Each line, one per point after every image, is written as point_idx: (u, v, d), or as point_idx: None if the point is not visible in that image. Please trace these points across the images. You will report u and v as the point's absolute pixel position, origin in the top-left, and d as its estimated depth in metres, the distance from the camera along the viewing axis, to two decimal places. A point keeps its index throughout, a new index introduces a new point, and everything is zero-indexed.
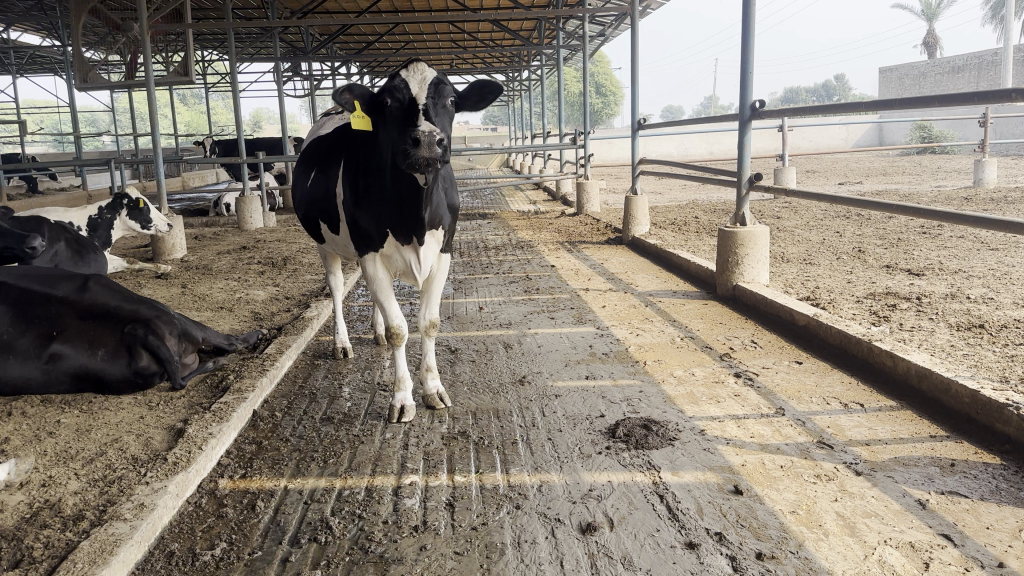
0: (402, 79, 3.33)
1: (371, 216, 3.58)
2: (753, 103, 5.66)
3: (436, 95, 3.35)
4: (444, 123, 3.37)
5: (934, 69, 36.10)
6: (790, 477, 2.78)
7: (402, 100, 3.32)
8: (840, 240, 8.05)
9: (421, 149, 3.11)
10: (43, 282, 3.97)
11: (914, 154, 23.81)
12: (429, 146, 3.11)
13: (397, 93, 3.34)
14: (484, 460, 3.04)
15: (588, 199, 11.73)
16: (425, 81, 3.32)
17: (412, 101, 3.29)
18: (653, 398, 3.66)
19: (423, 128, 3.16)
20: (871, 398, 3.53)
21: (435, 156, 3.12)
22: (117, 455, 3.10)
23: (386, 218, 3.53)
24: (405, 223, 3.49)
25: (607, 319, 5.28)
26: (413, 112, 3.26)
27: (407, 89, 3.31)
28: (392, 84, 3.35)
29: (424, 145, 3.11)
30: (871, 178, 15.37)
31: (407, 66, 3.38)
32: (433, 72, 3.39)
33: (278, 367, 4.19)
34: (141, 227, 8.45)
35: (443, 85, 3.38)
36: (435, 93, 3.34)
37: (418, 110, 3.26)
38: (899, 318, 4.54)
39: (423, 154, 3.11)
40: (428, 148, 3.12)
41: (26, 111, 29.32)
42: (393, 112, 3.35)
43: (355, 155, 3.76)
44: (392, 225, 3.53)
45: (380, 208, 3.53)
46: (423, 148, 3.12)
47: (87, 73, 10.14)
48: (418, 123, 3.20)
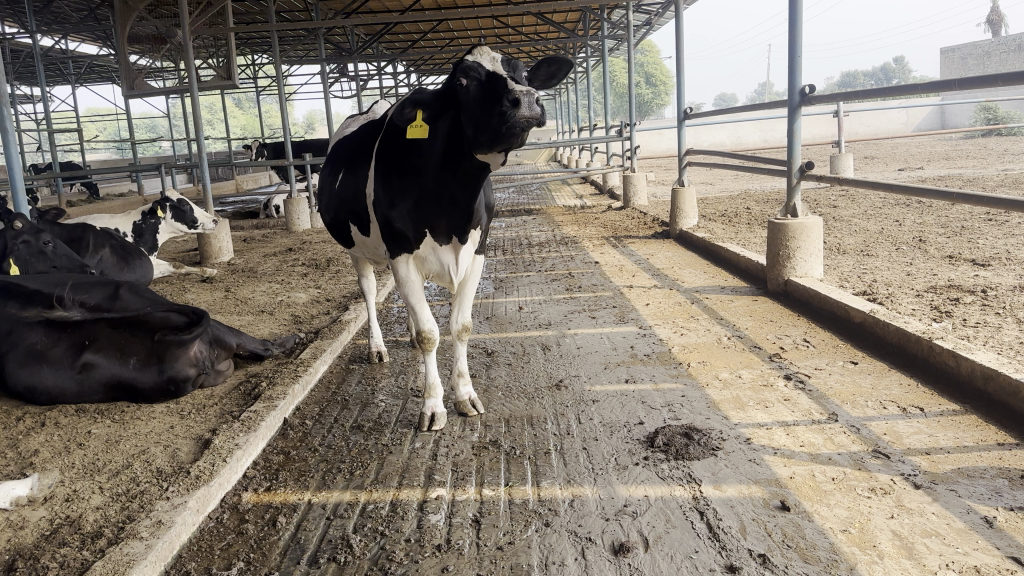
0: (474, 59, 3.10)
1: (412, 210, 3.40)
2: (803, 88, 5.38)
3: (513, 68, 3.12)
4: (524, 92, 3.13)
5: (1000, 47, 34.83)
6: (842, 491, 2.57)
7: (479, 79, 3.08)
8: (899, 229, 7.70)
9: (522, 108, 2.87)
10: (75, 290, 3.97)
11: (978, 136, 22.93)
12: (530, 105, 2.88)
13: (472, 73, 3.09)
14: (514, 472, 2.90)
15: (635, 193, 11.48)
16: (498, 59, 3.09)
17: (491, 76, 3.05)
18: (695, 403, 3.47)
19: (521, 87, 2.92)
20: (933, 401, 3.28)
21: (537, 116, 2.88)
22: (142, 468, 3.05)
23: (431, 212, 3.36)
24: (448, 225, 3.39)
25: (650, 317, 5.09)
26: (498, 82, 3.00)
27: (482, 66, 3.07)
28: (466, 64, 3.11)
29: (525, 103, 2.87)
30: (932, 164, 14.76)
31: (475, 45, 3.15)
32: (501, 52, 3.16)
33: (310, 373, 4.11)
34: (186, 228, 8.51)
35: (517, 60, 3.15)
36: (510, 66, 3.11)
37: (501, 79, 3.02)
38: (962, 313, 4.25)
39: (525, 114, 2.87)
40: (530, 106, 2.88)
41: (88, 121, 30.14)
42: (470, 91, 3.10)
43: (387, 150, 3.57)
44: (431, 222, 3.38)
45: (425, 199, 3.36)
46: (524, 108, 2.87)
47: (134, 80, 10.31)
48: (511, 87, 2.95)
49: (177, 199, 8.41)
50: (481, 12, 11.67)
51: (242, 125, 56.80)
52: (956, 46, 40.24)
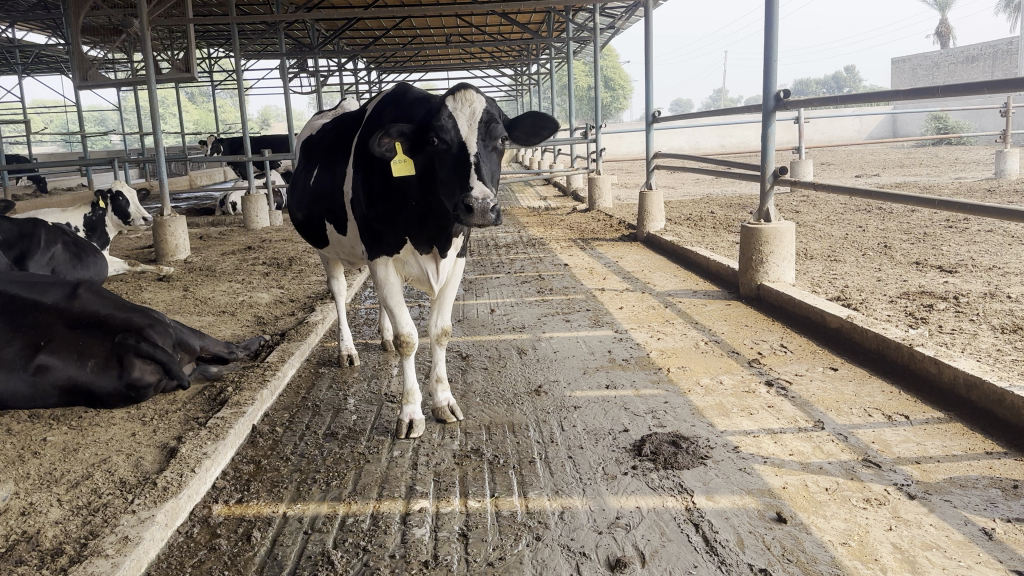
0: (450, 119, 3.03)
1: (393, 222, 3.28)
2: (778, 93, 5.36)
3: (487, 135, 3.05)
4: (494, 167, 3.08)
5: (949, 59, 35.79)
6: (837, 502, 2.52)
7: (451, 142, 3.02)
8: (863, 235, 7.79)
9: (475, 216, 2.88)
10: (32, 288, 3.78)
11: (929, 145, 23.47)
12: (484, 213, 2.87)
13: (444, 134, 3.03)
14: (500, 482, 2.80)
15: (600, 195, 11.45)
16: (475, 119, 3.03)
17: (462, 146, 3.00)
18: (679, 410, 3.41)
19: (478, 192, 2.89)
20: (917, 409, 3.26)
21: (488, 223, 2.88)
22: (104, 478, 2.88)
23: (412, 227, 3.25)
24: (426, 242, 3.27)
25: (625, 321, 5.03)
26: (464, 162, 2.98)
27: (457, 130, 3.01)
28: (443, 122, 3.03)
29: (478, 212, 2.87)
30: (888, 170, 15.02)
31: (455, 97, 3.06)
32: (483, 106, 3.09)
33: (279, 378, 3.95)
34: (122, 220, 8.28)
35: (495, 124, 3.08)
36: (485, 133, 3.05)
37: (470, 158, 2.98)
38: (938, 319, 4.27)
39: (477, 221, 2.87)
40: (482, 214, 2.87)
41: (35, 113, 29.13)
42: (440, 155, 3.05)
43: (364, 155, 3.44)
44: (413, 232, 3.26)
45: (407, 217, 3.23)
46: (477, 216, 2.88)
47: (87, 71, 9.94)
48: (472, 183, 2.93)
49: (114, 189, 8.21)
50: (447, 10, 11.51)
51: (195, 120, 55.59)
52: (907, 56, 41.24)
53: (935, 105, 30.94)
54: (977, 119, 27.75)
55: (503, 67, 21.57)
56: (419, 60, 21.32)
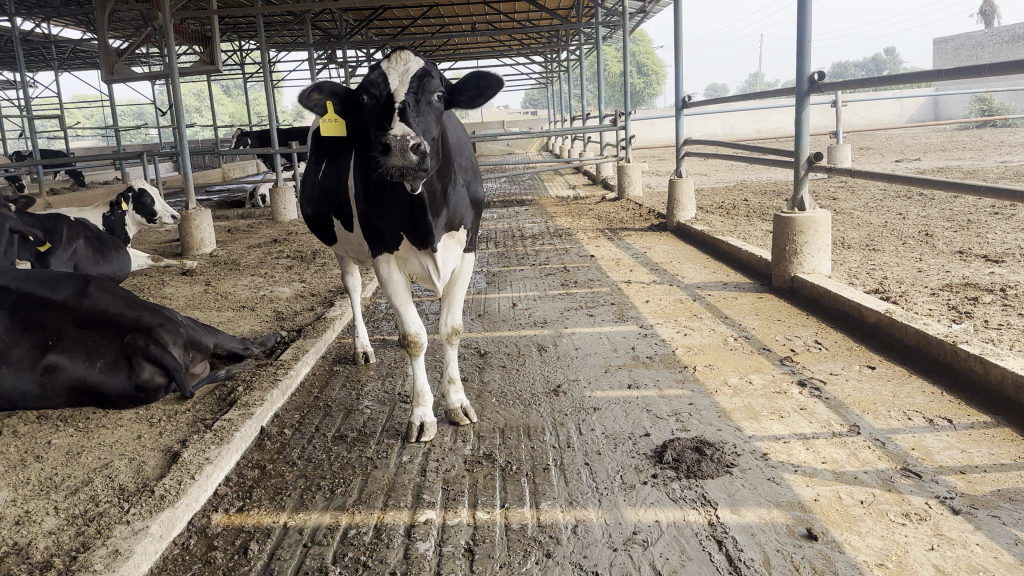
0: (379, 74, 2.95)
1: (381, 210, 3.13)
2: (812, 75, 5.11)
3: (420, 89, 2.93)
4: (428, 121, 2.93)
5: (994, 39, 34.82)
6: (873, 517, 2.34)
7: (380, 95, 2.91)
8: (904, 222, 7.49)
9: (394, 155, 2.67)
10: (44, 283, 3.69)
11: (973, 127, 22.77)
12: (402, 151, 2.66)
13: (374, 89, 2.94)
14: (511, 491, 2.64)
15: (630, 183, 11.21)
16: (406, 74, 2.93)
17: (389, 97, 2.88)
18: (705, 413, 3.23)
19: (397, 129, 2.71)
20: (961, 412, 3.05)
21: (410, 163, 2.66)
22: (103, 484, 2.78)
23: (401, 221, 3.09)
24: (417, 233, 3.07)
25: (651, 316, 4.84)
26: (390, 109, 2.85)
27: (386, 84, 2.91)
28: (372, 79, 2.96)
29: (396, 149, 2.66)
30: (929, 155, 14.58)
31: (390, 57, 3.01)
32: (419, 65, 3.00)
33: (290, 377, 3.84)
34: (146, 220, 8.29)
35: (428, 78, 2.96)
36: (417, 87, 2.93)
37: (395, 105, 2.85)
38: (983, 314, 4.02)
39: (395, 162, 2.66)
40: (402, 153, 2.66)
41: (75, 107, 29.60)
42: (371, 110, 2.94)
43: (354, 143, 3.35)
44: (406, 231, 3.10)
45: (390, 207, 3.09)
46: (395, 154, 2.66)
47: (113, 65, 9.93)
48: (394, 124, 2.77)
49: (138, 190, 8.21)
50: None
51: (230, 114, 56.05)
52: (950, 36, 40.17)
53: (978, 86, 30.06)
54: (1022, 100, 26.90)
55: (533, 54, 21.35)
56: (448, 49, 21.16)
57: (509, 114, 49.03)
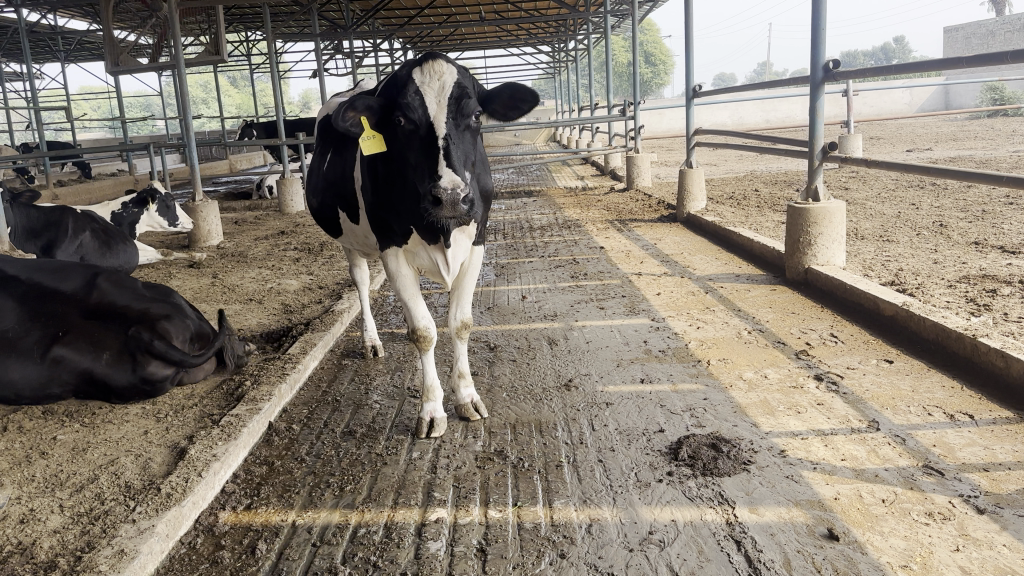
0: (417, 97, 2.86)
1: (398, 210, 3.08)
2: (826, 63, 5.01)
3: (458, 113, 2.88)
4: (467, 147, 2.90)
5: (1005, 27, 34.51)
6: (895, 516, 2.28)
7: (419, 121, 2.85)
8: (917, 213, 7.40)
9: (444, 208, 2.72)
10: (54, 274, 3.64)
11: (984, 117, 22.57)
12: (453, 205, 2.71)
13: (411, 113, 2.87)
14: (523, 489, 2.59)
15: (639, 173, 11.12)
16: (445, 94, 2.85)
17: (430, 126, 2.83)
18: (720, 408, 3.17)
19: (446, 180, 2.72)
20: (981, 407, 2.98)
21: (460, 215, 2.73)
22: (109, 482, 2.74)
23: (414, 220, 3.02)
24: (429, 230, 3.00)
25: (663, 308, 4.77)
26: (433, 144, 2.81)
27: (425, 109, 2.84)
28: (410, 101, 2.87)
29: (447, 202, 2.70)
30: (940, 144, 14.46)
31: (423, 69, 2.89)
32: (456, 80, 2.90)
33: (298, 371, 3.79)
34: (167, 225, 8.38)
35: (466, 99, 2.89)
36: (455, 110, 2.87)
37: (438, 140, 2.81)
38: (1002, 306, 3.95)
39: (447, 214, 2.72)
40: (453, 206, 2.72)
41: (83, 99, 29.60)
42: (409, 137, 2.89)
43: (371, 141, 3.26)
44: (418, 225, 3.03)
45: (404, 207, 3.04)
46: (447, 208, 2.72)
47: (119, 56, 9.87)
48: (440, 170, 2.76)
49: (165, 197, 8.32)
50: None
51: (237, 105, 56.03)
52: (961, 24, 39.86)
53: (990, 74, 29.81)
54: None
55: (540, 43, 21.24)
56: (455, 39, 21.03)
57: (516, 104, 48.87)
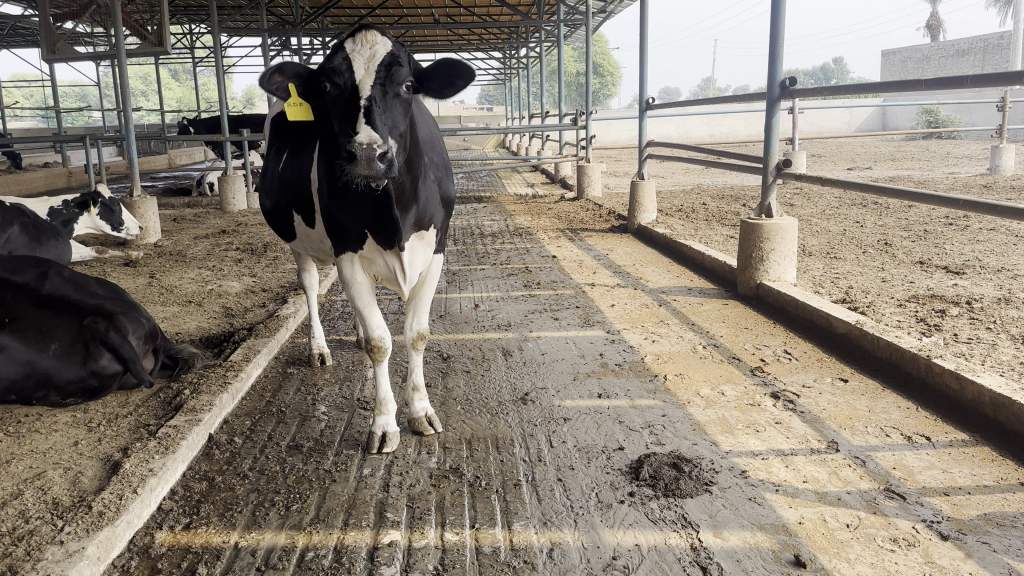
0: (344, 62, 2.75)
1: (343, 209, 2.96)
2: (782, 80, 5.07)
3: (387, 80, 2.74)
4: (396, 116, 2.76)
5: (939, 53, 35.85)
6: (860, 542, 2.24)
7: (344, 86, 2.73)
8: (862, 231, 7.53)
9: (359, 164, 2.55)
10: (7, 267, 3.53)
11: (918, 138, 23.33)
12: (367, 161, 2.54)
13: (337, 78, 2.75)
14: (480, 510, 2.49)
15: (589, 183, 11.12)
16: (373, 62, 2.74)
17: (354, 88, 2.70)
18: (679, 426, 3.12)
19: (363, 136, 2.57)
20: (938, 429, 2.99)
21: (376, 173, 2.56)
22: (35, 498, 2.54)
23: (367, 220, 2.90)
24: (386, 234, 2.89)
25: (617, 321, 4.72)
26: (354, 105, 2.67)
27: (351, 75, 2.72)
28: (337, 64, 2.76)
29: (360, 159, 2.53)
30: (880, 164, 14.85)
31: (354, 37, 2.81)
32: (388, 49, 2.80)
33: (241, 380, 3.61)
34: (109, 229, 7.90)
35: (396, 67, 2.77)
36: (385, 78, 2.74)
37: (360, 99, 2.67)
38: (951, 327, 4.00)
39: (361, 171, 2.55)
40: (368, 162, 2.55)
41: (17, 87, 28.47)
42: (334, 99, 2.76)
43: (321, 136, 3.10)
44: (372, 227, 2.91)
45: (355, 204, 2.92)
46: (362, 164, 2.55)
47: (55, 43, 9.43)
48: (360, 127, 2.61)
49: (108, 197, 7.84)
50: None
51: (178, 99, 54.67)
52: (898, 48, 41.25)
53: (925, 97, 30.85)
54: (966, 113, 27.75)
55: (491, 49, 21.22)
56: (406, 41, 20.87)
57: (465, 108, 48.74)
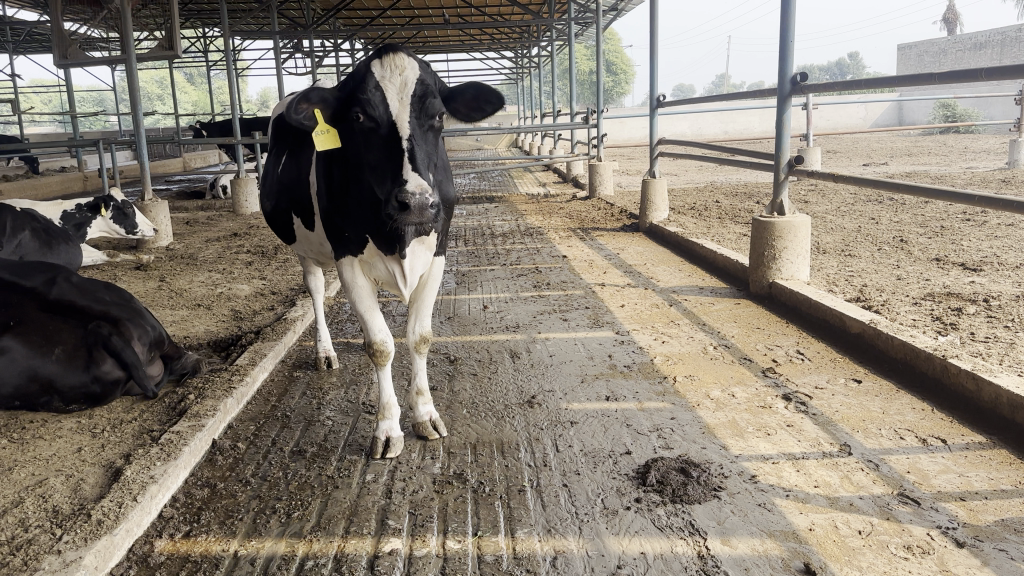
0: (378, 93, 2.72)
1: (352, 216, 2.94)
2: (794, 76, 4.98)
3: (421, 112, 2.76)
4: (430, 148, 2.78)
5: (956, 46, 35.47)
6: (873, 549, 2.18)
7: (380, 119, 2.72)
8: (878, 227, 7.43)
9: (412, 214, 2.56)
10: (16, 271, 3.53)
11: (936, 133, 23.07)
12: (421, 211, 2.56)
13: (371, 109, 2.73)
14: (484, 517, 2.45)
15: (601, 182, 11.06)
16: (407, 91, 2.73)
17: (392, 124, 2.69)
18: (688, 429, 3.06)
19: (413, 184, 2.57)
20: (954, 431, 2.92)
21: (428, 221, 2.58)
22: (36, 505, 2.53)
23: (368, 226, 2.89)
24: (385, 238, 2.85)
25: (626, 321, 4.67)
26: (397, 144, 2.66)
27: (386, 107, 2.70)
28: (372, 96, 2.72)
29: (413, 208, 2.55)
30: (897, 159, 14.67)
31: (382, 62, 2.76)
32: (416, 73, 2.78)
33: (246, 384, 3.59)
34: (123, 232, 7.91)
35: (428, 97, 2.77)
36: (418, 109, 2.75)
37: (402, 139, 2.67)
38: (968, 325, 3.92)
39: (414, 219, 2.57)
40: (420, 212, 2.57)
41: (34, 93, 28.75)
42: (369, 133, 2.74)
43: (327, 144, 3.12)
44: (372, 233, 2.89)
45: (360, 212, 2.89)
46: (414, 213, 2.56)
47: (67, 49, 9.49)
48: (405, 173, 2.61)
49: (120, 200, 7.83)
50: None
51: (193, 103, 55.02)
52: (915, 42, 40.81)
53: (943, 91, 30.50)
54: (984, 107, 27.41)
55: (503, 49, 21.19)
56: (417, 41, 20.87)
57: None
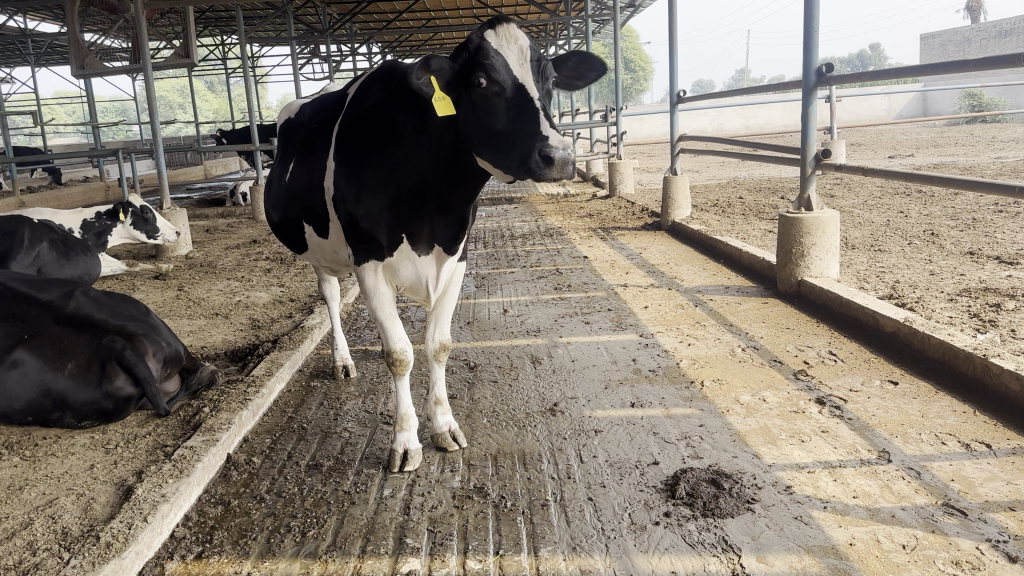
0: (500, 56, 2.56)
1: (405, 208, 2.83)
2: (819, 67, 4.83)
3: (539, 75, 2.62)
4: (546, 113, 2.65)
5: (981, 34, 34.90)
6: (919, 565, 2.05)
7: (505, 83, 2.54)
8: (907, 221, 7.24)
9: (555, 170, 2.43)
10: (32, 284, 3.48)
11: (962, 123, 22.68)
12: (564, 166, 2.42)
13: (496, 74, 2.55)
14: (506, 534, 2.34)
15: (621, 180, 10.91)
16: (526, 56, 2.57)
17: (520, 87, 2.53)
18: (718, 437, 2.93)
19: (554, 139, 2.44)
20: (998, 435, 2.77)
21: (568, 177, 2.44)
22: (44, 527, 2.46)
23: (413, 221, 2.84)
24: (439, 232, 2.88)
25: (651, 323, 4.54)
26: (528, 105, 2.51)
27: (512, 71, 2.54)
28: (494, 61, 2.55)
29: (558, 163, 2.42)
30: (923, 150, 14.40)
31: (495, 32, 2.60)
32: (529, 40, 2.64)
33: (262, 396, 3.51)
34: (144, 238, 7.88)
35: (543, 62, 2.64)
36: (537, 74, 2.60)
37: (532, 101, 2.52)
38: (1008, 322, 3.76)
39: (557, 175, 2.43)
40: (563, 167, 2.43)
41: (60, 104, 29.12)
42: (492, 98, 2.56)
43: (362, 137, 2.96)
44: (410, 230, 2.84)
45: (403, 203, 2.83)
46: (556, 169, 2.43)
47: (84, 59, 9.52)
48: (543, 130, 2.47)
49: (139, 206, 7.79)
50: None
51: (214, 111, 55.49)
52: (939, 31, 40.19)
53: (968, 80, 30.00)
54: (1011, 95, 26.90)
55: None
56: (434, 43, 20.81)
57: None
